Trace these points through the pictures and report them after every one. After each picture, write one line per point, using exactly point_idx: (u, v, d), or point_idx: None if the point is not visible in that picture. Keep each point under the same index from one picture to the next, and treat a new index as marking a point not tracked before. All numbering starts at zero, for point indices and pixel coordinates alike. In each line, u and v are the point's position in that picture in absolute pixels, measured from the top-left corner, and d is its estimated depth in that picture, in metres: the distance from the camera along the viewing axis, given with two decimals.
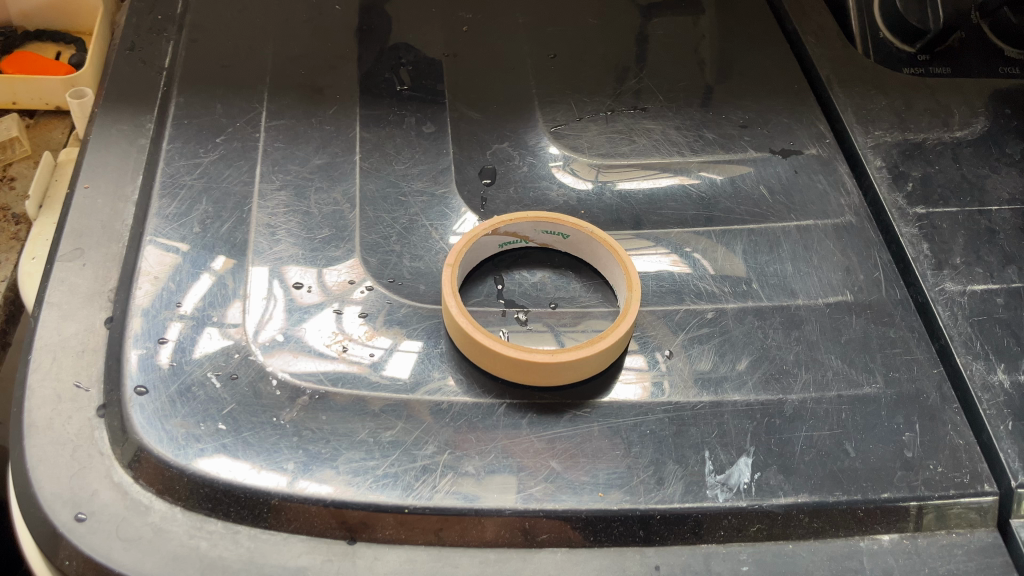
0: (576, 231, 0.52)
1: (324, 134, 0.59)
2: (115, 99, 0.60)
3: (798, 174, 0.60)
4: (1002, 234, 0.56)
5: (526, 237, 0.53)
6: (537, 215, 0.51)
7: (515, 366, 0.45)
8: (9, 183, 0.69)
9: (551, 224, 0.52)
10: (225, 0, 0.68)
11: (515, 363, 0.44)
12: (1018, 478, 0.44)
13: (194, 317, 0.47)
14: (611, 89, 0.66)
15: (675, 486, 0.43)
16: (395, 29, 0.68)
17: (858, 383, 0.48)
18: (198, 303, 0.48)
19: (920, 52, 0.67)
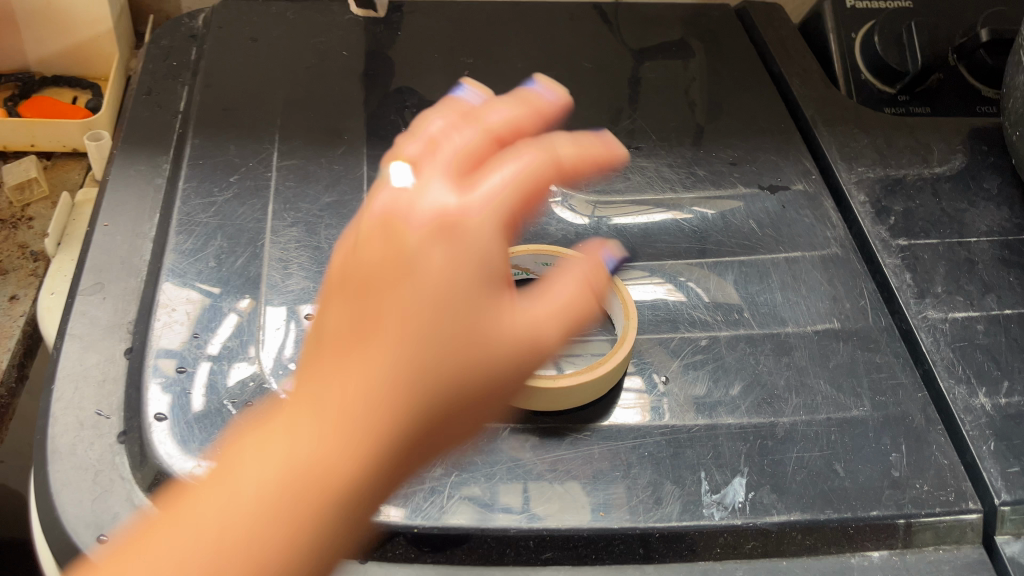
0: None
1: (333, 173, 0.62)
2: (133, 143, 0.63)
3: (785, 208, 0.62)
4: (980, 264, 0.59)
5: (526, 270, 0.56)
6: (537, 248, 0.54)
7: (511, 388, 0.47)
8: (27, 223, 0.71)
9: (551, 256, 0.54)
10: (237, 47, 0.71)
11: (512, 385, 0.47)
12: (1001, 496, 0.46)
13: (218, 353, 0.49)
14: (606, 130, 0.68)
15: (673, 505, 0.45)
16: (398, 73, 0.71)
17: (846, 406, 0.50)
18: (222, 341, 0.50)
19: (900, 92, 0.72)
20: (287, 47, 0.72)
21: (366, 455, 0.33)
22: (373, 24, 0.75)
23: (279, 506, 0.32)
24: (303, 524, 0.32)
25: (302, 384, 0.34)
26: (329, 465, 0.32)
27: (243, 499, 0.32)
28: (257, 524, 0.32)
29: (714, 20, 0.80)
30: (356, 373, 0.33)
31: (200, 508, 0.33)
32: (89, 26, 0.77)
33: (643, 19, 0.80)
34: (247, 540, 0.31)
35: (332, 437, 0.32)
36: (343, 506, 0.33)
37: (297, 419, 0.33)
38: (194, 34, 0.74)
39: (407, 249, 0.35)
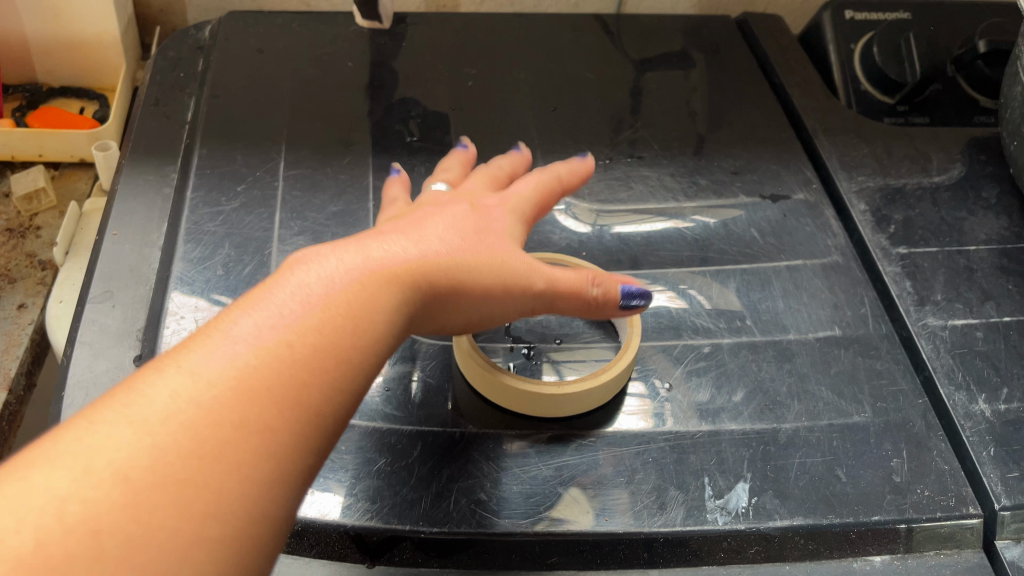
0: None
1: (339, 182, 0.62)
2: (141, 153, 0.64)
3: (787, 217, 0.63)
4: (979, 272, 0.59)
5: None
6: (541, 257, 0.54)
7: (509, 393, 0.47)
8: (35, 232, 0.72)
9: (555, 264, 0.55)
10: (243, 58, 0.72)
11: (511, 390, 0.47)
12: (1001, 501, 0.47)
13: None
14: (609, 139, 0.69)
15: (677, 510, 0.45)
16: (403, 83, 0.72)
17: (847, 413, 0.50)
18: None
19: (900, 103, 0.73)
20: (293, 59, 0.73)
21: (350, 346, 0.34)
22: (378, 35, 0.76)
23: (252, 396, 0.30)
24: (285, 412, 0.30)
25: (271, 287, 0.34)
26: (313, 349, 0.32)
27: (209, 390, 0.29)
28: (227, 418, 0.29)
29: (714, 31, 0.81)
30: (340, 272, 0.36)
31: (144, 410, 0.28)
32: (96, 38, 0.78)
33: (644, 31, 0.81)
34: (217, 433, 0.28)
35: (317, 320, 0.33)
36: (332, 392, 0.32)
37: (265, 313, 0.33)
38: (200, 45, 0.74)
39: (433, 232, 0.41)
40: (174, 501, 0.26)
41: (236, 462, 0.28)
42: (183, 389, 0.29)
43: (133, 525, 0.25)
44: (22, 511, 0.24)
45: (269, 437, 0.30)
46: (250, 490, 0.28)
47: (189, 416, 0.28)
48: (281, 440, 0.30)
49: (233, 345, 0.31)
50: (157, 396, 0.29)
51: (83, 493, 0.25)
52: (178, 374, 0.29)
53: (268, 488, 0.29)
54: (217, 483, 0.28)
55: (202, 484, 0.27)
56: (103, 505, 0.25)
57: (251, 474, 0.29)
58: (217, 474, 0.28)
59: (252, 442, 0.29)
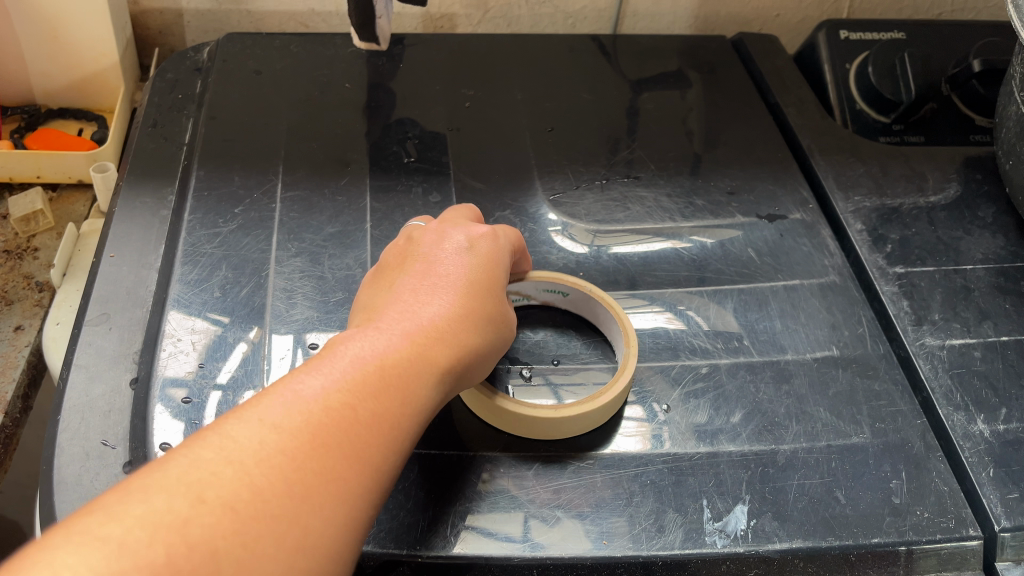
0: (576, 290, 0.55)
1: (337, 204, 0.63)
2: (139, 174, 0.64)
3: (783, 237, 0.63)
4: (976, 291, 0.59)
5: (527, 296, 0.56)
6: (539, 276, 0.54)
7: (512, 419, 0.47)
8: (32, 254, 0.72)
9: (552, 283, 0.55)
10: (242, 80, 0.73)
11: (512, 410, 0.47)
12: (1001, 522, 0.47)
13: (227, 383, 0.50)
14: (605, 160, 0.69)
15: (676, 533, 0.45)
16: (401, 104, 0.72)
17: (846, 434, 0.50)
18: (230, 371, 0.50)
19: (894, 122, 0.74)
20: (290, 80, 0.73)
21: (407, 406, 0.39)
22: (376, 57, 0.77)
23: (327, 447, 0.35)
24: (358, 464, 0.36)
25: (337, 354, 0.40)
26: (376, 409, 0.38)
27: (293, 441, 0.35)
28: (309, 465, 0.34)
29: (711, 51, 0.82)
30: (394, 339, 0.41)
31: (243, 456, 0.34)
32: (95, 60, 0.78)
33: (640, 51, 0.81)
34: (302, 477, 0.34)
35: (378, 385, 0.39)
36: (394, 446, 0.38)
37: (335, 376, 0.38)
38: (199, 67, 0.75)
39: (451, 290, 0.44)
40: (269, 529, 0.32)
41: (319, 501, 0.34)
42: (272, 439, 0.35)
43: (238, 545, 0.31)
44: (146, 525, 0.30)
45: (345, 482, 0.35)
46: (331, 527, 0.34)
47: (278, 462, 0.34)
48: (354, 486, 0.35)
49: (309, 402, 0.37)
50: (251, 446, 0.34)
51: (193, 520, 0.31)
52: (268, 426, 0.35)
53: (346, 525, 0.34)
54: (300, 519, 0.33)
55: (292, 518, 0.33)
56: (215, 530, 0.31)
57: (332, 512, 0.34)
58: (303, 511, 0.33)
59: (331, 486, 0.34)
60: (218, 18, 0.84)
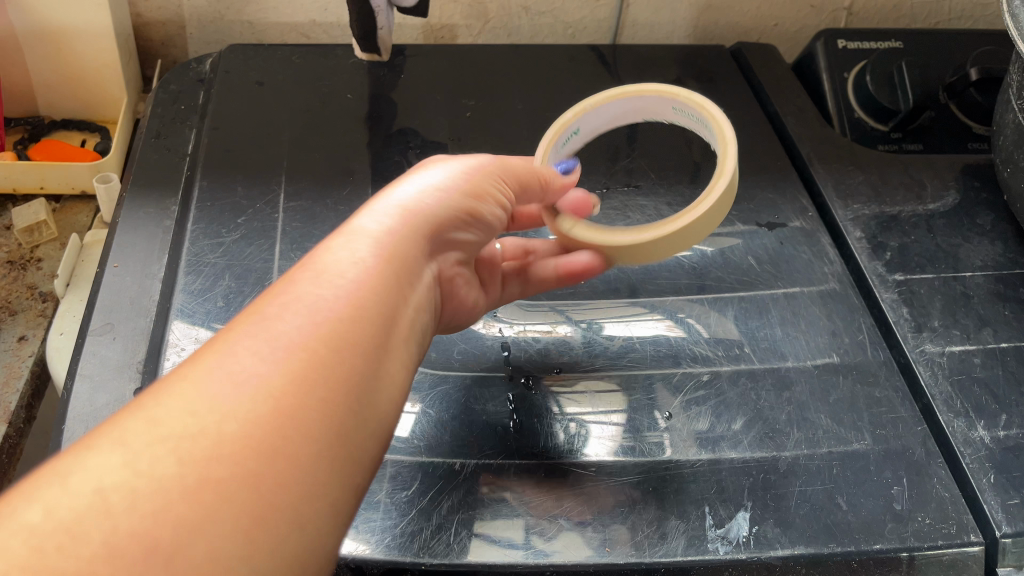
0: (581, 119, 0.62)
1: (339, 214, 0.63)
2: (143, 185, 0.64)
3: (783, 245, 0.63)
4: (976, 298, 0.60)
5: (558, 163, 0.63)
6: (554, 136, 0.61)
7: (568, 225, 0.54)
8: (36, 264, 0.72)
9: (563, 130, 0.61)
10: (244, 91, 0.73)
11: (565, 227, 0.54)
12: (1003, 528, 0.47)
13: None
14: (606, 168, 0.70)
15: (678, 539, 0.45)
16: (402, 114, 0.72)
17: (847, 440, 0.51)
18: None
19: (893, 130, 0.74)
20: (292, 91, 0.74)
21: (372, 313, 0.37)
22: (377, 67, 0.77)
23: (295, 387, 0.32)
24: (323, 375, 0.33)
25: (306, 285, 0.36)
26: (336, 319, 0.35)
27: (243, 367, 0.31)
28: (266, 387, 0.31)
29: (710, 61, 0.82)
30: (352, 257, 0.38)
31: (182, 393, 0.30)
32: (98, 71, 0.78)
33: (640, 61, 0.82)
34: (261, 401, 0.30)
35: (333, 296, 0.36)
36: (365, 352, 0.35)
37: (281, 299, 0.35)
38: (201, 77, 0.75)
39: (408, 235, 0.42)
40: (243, 478, 0.29)
41: (287, 420, 0.31)
42: (216, 372, 0.31)
43: (198, 484, 0.28)
44: (90, 500, 0.26)
45: (312, 395, 0.32)
46: (309, 443, 0.31)
47: (225, 391, 0.30)
48: (327, 399, 0.32)
49: (271, 342, 0.33)
50: (192, 381, 0.31)
51: (137, 468, 0.27)
52: (209, 363, 0.32)
53: (324, 470, 0.31)
54: (271, 469, 0.29)
55: (260, 469, 0.29)
56: (169, 491, 0.27)
57: (305, 430, 0.31)
58: (269, 433, 0.30)
59: (298, 403, 0.31)
60: (220, 30, 0.85)
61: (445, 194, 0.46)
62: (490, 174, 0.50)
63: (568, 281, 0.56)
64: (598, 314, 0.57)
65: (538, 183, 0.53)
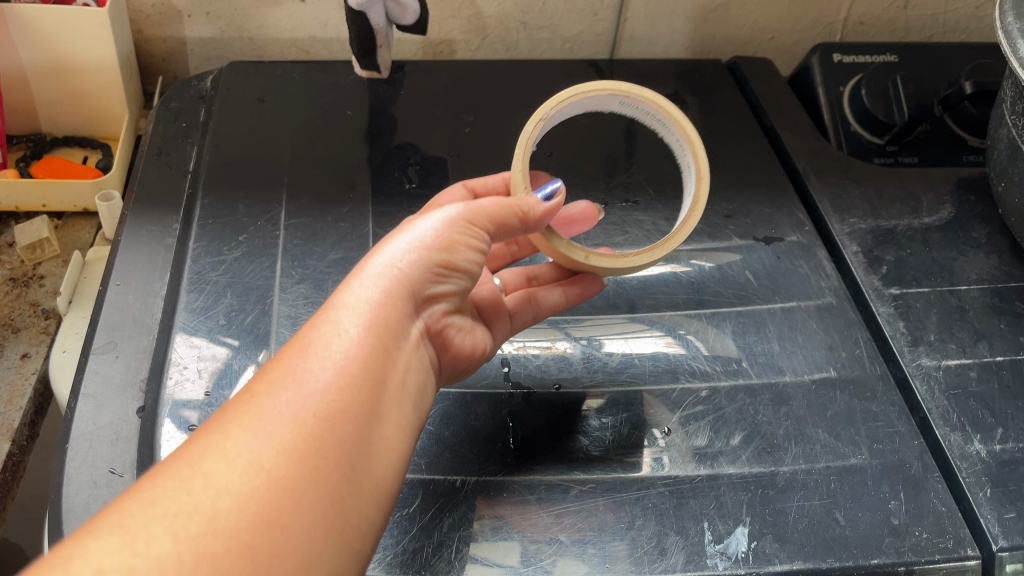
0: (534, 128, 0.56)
1: (340, 231, 0.63)
2: (145, 203, 0.65)
3: (780, 259, 0.64)
4: (971, 312, 0.60)
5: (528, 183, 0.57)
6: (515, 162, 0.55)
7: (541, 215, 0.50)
8: (39, 281, 0.73)
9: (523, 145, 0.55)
10: (245, 109, 0.74)
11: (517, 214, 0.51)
12: (999, 542, 0.47)
13: None
14: (604, 182, 0.70)
15: (677, 555, 0.45)
16: (401, 131, 0.73)
17: (845, 455, 0.51)
18: None
19: (889, 143, 0.75)
20: (292, 107, 0.74)
21: (361, 382, 0.39)
22: (377, 83, 0.78)
23: (285, 468, 0.34)
24: (312, 447, 0.35)
25: (297, 361, 0.38)
26: (323, 391, 0.37)
27: (235, 445, 0.34)
28: (257, 463, 0.34)
29: (707, 75, 0.83)
30: (339, 326, 0.40)
31: (179, 474, 0.33)
32: (99, 89, 0.79)
33: (638, 75, 0.83)
34: (252, 477, 0.33)
35: (322, 368, 0.38)
36: (354, 420, 0.37)
37: (272, 375, 0.37)
38: (202, 95, 0.76)
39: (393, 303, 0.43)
40: (232, 558, 0.31)
41: (277, 493, 0.33)
42: (211, 452, 0.34)
43: (194, 561, 0.31)
44: None
45: (301, 468, 0.34)
46: (300, 514, 0.33)
47: (219, 469, 0.33)
48: (316, 471, 0.35)
49: (261, 423, 0.35)
50: (190, 462, 0.34)
51: (137, 547, 0.30)
52: (205, 442, 0.34)
53: (316, 542, 0.34)
54: (260, 547, 0.32)
55: (250, 548, 0.32)
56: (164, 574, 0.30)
57: (296, 502, 0.34)
58: (259, 507, 0.33)
59: (287, 477, 0.34)
60: (220, 46, 0.86)
61: (420, 254, 0.45)
62: (462, 223, 0.47)
63: (577, 300, 0.57)
64: (597, 330, 0.57)
65: (515, 218, 0.49)
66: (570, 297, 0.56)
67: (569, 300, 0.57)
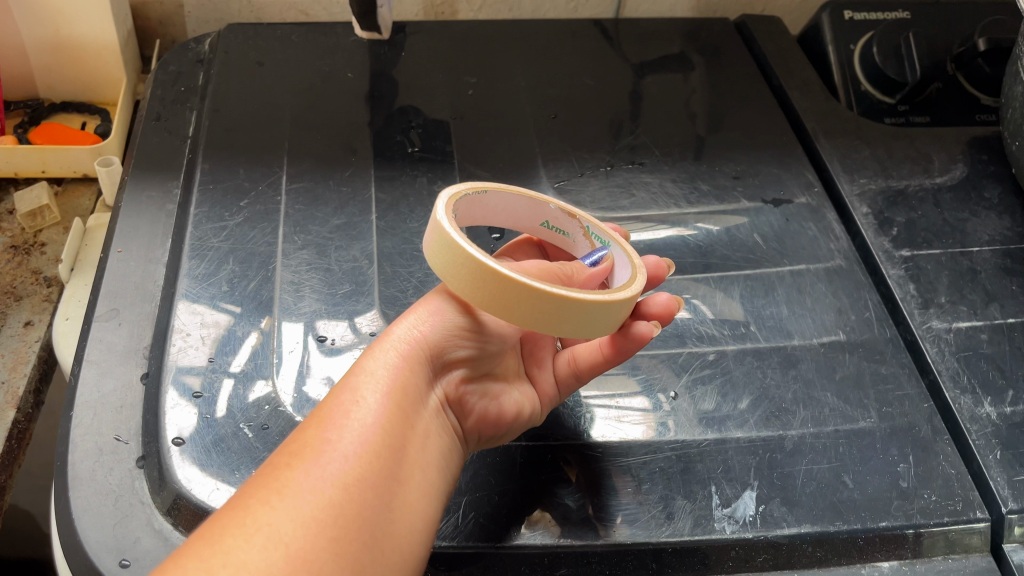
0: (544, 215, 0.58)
1: (342, 195, 0.63)
2: (144, 168, 0.64)
3: (789, 222, 0.63)
4: (983, 273, 0.60)
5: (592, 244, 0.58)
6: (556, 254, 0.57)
7: (509, 314, 0.44)
8: (40, 249, 0.72)
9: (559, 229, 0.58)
10: (244, 71, 0.72)
11: (466, 292, 0.45)
12: (1008, 504, 0.47)
13: (240, 373, 0.50)
14: (608, 145, 0.69)
15: (685, 520, 0.45)
16: (402, 93, 0.72)
17: (853, 418, 0.51)
18: (241, 364, 0.51)
19: (900, 103, 0.73)
20: (292, 70, 0.73)
21: (379, 451, 0.39)
22: (377, 45, 0.76)
23: (305, 542, 0.33)
24: (331, 522, 0.35)
25: (314, 439, 0.38)
26: (342, 462, 0.37)
27: (255, 520, 0.34)
28: (277, 538, 0.33)
29: (714, 34, 0.81)
30: (357, 396, 0.40)
31: (198, 552, 0.32)
32: (96, 53, 0.78)
33: (643, 34, 0.81)
34: (272, 552, 0.33)
35: (341, 439, 0.38)
36: (373, 488, 0.37)
37: (292, 447, 0.38)
38: (200, 58, 0.75)
39: (412, 372, 0.43)
40: None
41: (298, 567, 0.33)
42: (231, 527, 0.33)
43: None
44: None
45: (321, 540, 0.34)
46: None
47: (239, 545, 0.32)
48: (335, 542, 0.34)
49: (280, 502, 0.35)
50: (210, 539, 0.33)
51: None
52: (225, 517, 0.34)
53: None
54: None
55: None
56: None
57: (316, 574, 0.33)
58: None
59: (308, 549, 0.33)
60: (218, 8, 0.84)
61: (439, 316, 0.45)
62: None
63: (613, 356, 0.49)
64: None
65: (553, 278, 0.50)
66: (604, 351, 0.49)
67: (604, 356, 0.49)
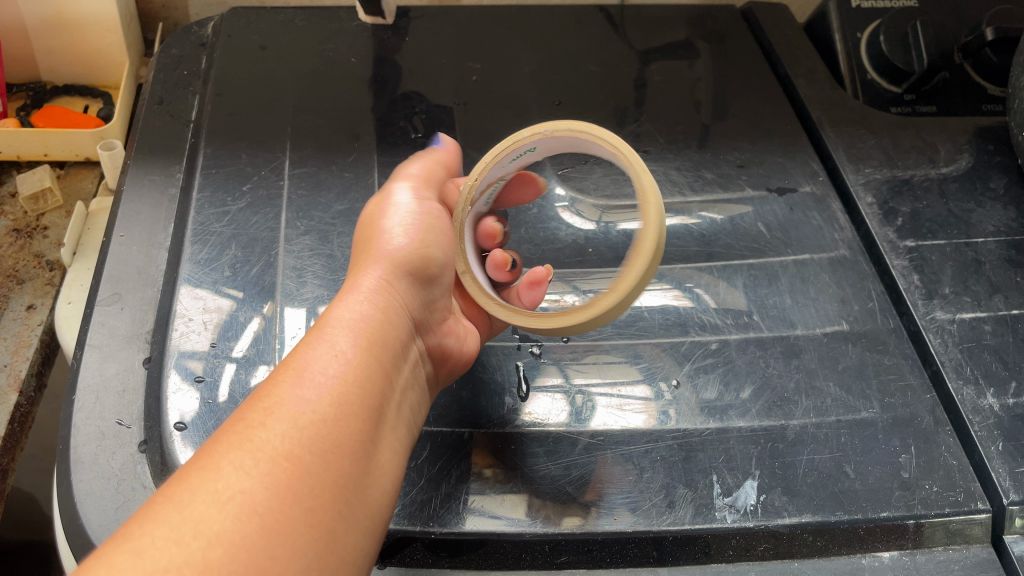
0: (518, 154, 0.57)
1: (345, 180, 0.62)
2: (148, 153, 0.64)
3: (793, 211, 0.63)
4: (987, 265, 0.59)
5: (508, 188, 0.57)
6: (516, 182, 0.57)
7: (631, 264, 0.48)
8: (42, 233, 0.72)
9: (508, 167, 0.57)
10: (247, 55, 0.72)
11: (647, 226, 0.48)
12: (1010, 496, 0.47)
13: (243, 358, 0.50)
14: (613, 132, 0.68)
15: (686, 508, 0.45)
16: (406, 78, 0.71)
17: (855, 408, 0.51)
18: (243, 350, 0.51)
19: (906, 92, 0.73)
20: (295, 55, 0.73)
21: (354, 416, 0.39)
22: (381, 29, 0.76)
23: (278, 510, 0.33)
24: (306, 488, 0.35)
25: (287, 396, 0.38)
26: (318, 425, 0.37)
27: (227, 487, 0.33)
28: (250, 506, 0.33)
29: (719, 21, 0.81)
30: (330, 355, 0.40)
31: (168, 519, 0.32)
32: (99, 36, 0.77)
33: (649, 21, 0.80)
34: (244, 523, 0.32)
35: (316, 400, 0.38)
36: (349, 458, 0.37)
37: (265, 405, 0.37)
38: (203, 42, 0.74)
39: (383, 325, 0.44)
40: None
41: (272, 536, 0.32)
42: (202, 493, 0.33)
43: None
44: None
45: (295, 509, 0.34)
46: (294, 558, 0.32)
47: (211, 514, 0.32)
48: (311, 511, 0.34)
49: (252, 465, 0.34)
50: (179, 505, 0.32)
51: None
52: (195, 480, 0.33)
53: None
54: None
55: None
56: None
57: (290, 544, 0.33)
58: (252, 554, 0.31)
59: (281, 518, 0.33)
60: None
61: None
62: None
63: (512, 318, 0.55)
64: (607, 284, 0.57)
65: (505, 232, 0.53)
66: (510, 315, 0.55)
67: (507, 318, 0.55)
